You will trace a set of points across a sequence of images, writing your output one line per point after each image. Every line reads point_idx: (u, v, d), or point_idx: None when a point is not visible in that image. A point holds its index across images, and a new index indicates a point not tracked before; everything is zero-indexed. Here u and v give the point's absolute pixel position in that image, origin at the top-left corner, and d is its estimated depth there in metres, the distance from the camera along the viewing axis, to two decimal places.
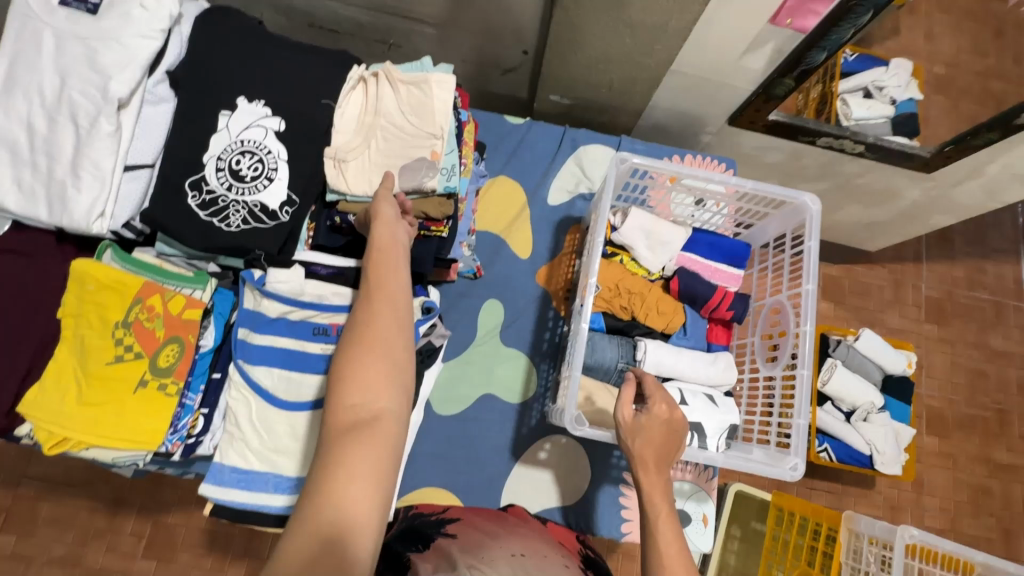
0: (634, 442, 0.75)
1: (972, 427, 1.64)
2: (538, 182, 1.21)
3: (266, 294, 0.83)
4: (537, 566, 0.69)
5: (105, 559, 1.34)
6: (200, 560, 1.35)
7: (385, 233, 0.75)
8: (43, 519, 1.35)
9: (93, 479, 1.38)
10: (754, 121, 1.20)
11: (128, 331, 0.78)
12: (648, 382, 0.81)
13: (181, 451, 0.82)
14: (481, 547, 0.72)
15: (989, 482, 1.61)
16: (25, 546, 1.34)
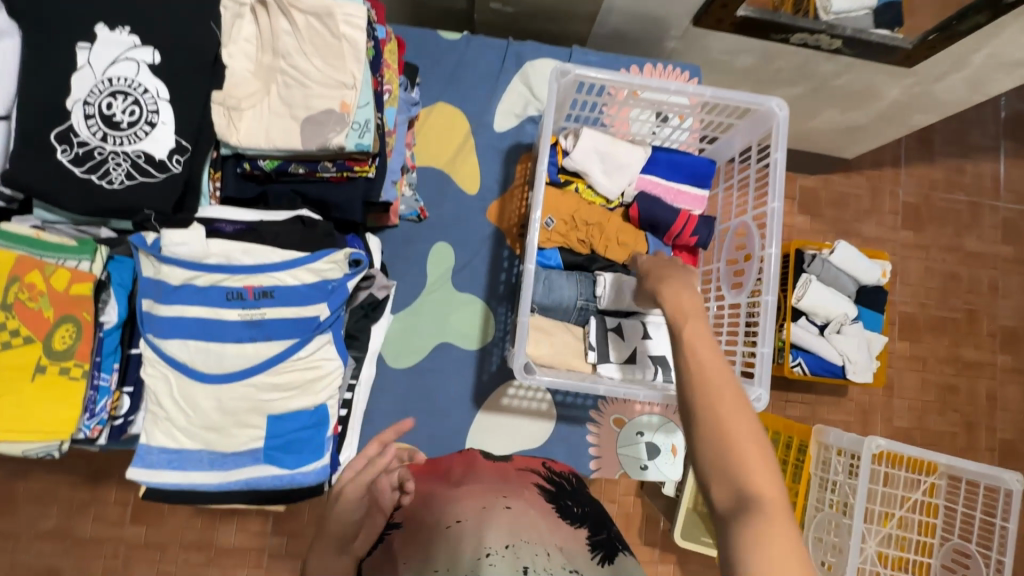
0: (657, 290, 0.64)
1: (943, 329, 1.65)
2: (481, 106, 1.08)
3: (164, 259, 0.73)
4: (480, 524, 0.61)
5: (94, 528, 1.31)
6: (190, 521, 1.33)
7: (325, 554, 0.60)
8: (22, 499, 1.31)
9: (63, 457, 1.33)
10: (720, 20, 1.07)
11: (8, 314, 0.69)
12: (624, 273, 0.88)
13: (107, 434, 0.77)
14: (421, 527, 0.64)
15: (956, 380, 1.64)
16: (7, 526, 1.30)
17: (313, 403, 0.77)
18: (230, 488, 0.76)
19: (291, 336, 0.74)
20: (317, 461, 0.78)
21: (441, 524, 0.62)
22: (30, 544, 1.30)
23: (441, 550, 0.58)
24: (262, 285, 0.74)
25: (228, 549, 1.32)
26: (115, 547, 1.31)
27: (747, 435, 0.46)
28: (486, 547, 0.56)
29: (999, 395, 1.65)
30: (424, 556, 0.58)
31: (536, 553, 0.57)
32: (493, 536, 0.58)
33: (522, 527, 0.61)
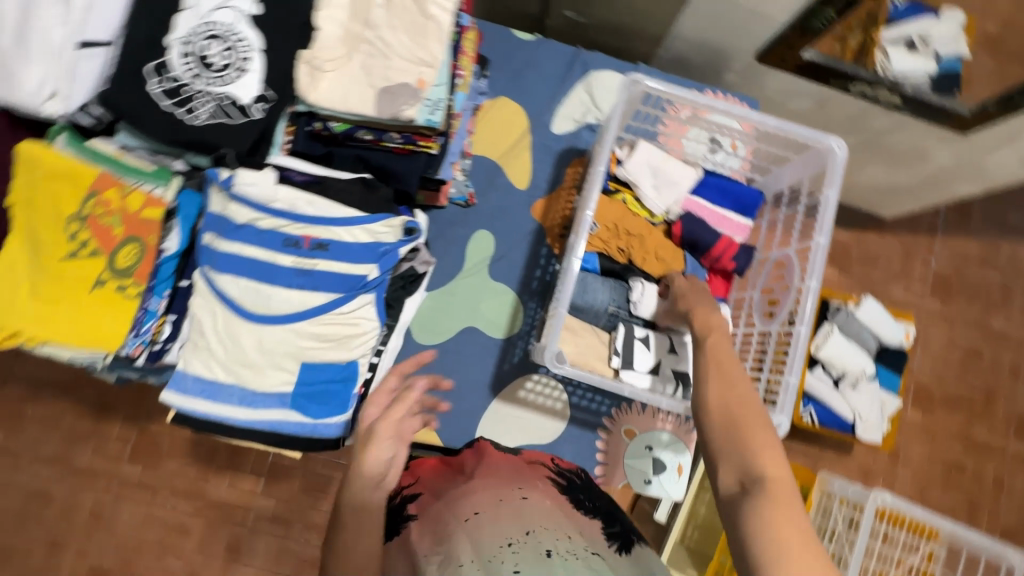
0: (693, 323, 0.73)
1: (958, 405, 1.63)
2: (543, 106, 1.11)
3: (233, 197, 0.76)
4: (498, 517, 0.63)
5: (93, 459, 1.30)
6: (185, 469, 1.32)
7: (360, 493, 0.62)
8: (29, 419, 1.31)
9: (79, 384, 1.33)
10: (785, 60, 1.09)
11: (82, 225, 0.73)
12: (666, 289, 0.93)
13: (146, 357, 0.79)
14: (438, 518, 0.65)
15: (963, 459, 1.60)
16: (11, 442, 1.30)
17: (345, 358, 0.80)
18: (255, 426, 0.78)
19: (337, 290, 0.78)
20: (340, 415, 0.81)
21: (461, 515, 0.64)
22: (30, 466, 1.30)
23: (461, 543, 0.60)
24: (319, 237, 0.77)
25: (216, 502, 1.31)
26: (107, 482, 1.30)
27: (757, 422, 0.56)
28: (508, 537, 0.60)
29: (1007, 481, 1.61)
30: (446, 547, 0.60)
31: (556, 537, 0.61)
32: (510, 526, 0.62)
33: (535, 516, 0.64)
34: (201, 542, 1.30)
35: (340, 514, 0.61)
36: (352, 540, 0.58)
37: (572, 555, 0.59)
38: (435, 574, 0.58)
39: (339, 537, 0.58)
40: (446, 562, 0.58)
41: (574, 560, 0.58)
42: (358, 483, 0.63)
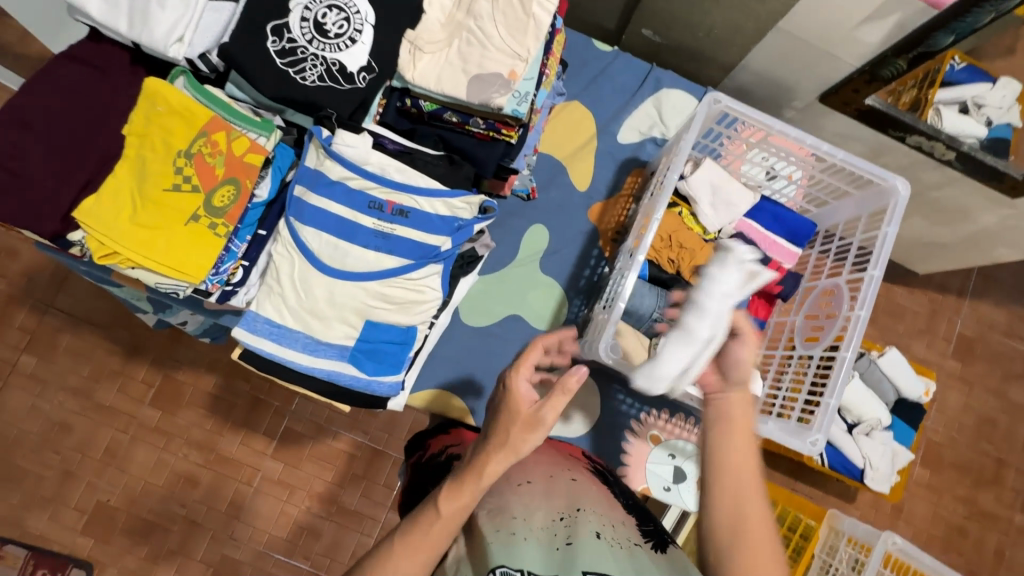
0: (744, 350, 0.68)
1: (968, 469, 1.52)
2: (612, 115, 1.16)
3: (330, 155, 0.81)
4: (548, 490, 0.71)
5: (114, 399, 1.29)
6: (202, 421, 1.30)
7: (499, 458, 0.62)
8: (63, 349, 1.30)
9: (116, 322, 1.33)
10: (847, 103, 1.11)
11: (189, 161, 0.77)
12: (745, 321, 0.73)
13: (217, 296, 0.84)
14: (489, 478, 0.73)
15: (965, 522, 1.49)
16: (43, 370, 1.29)
17: (407, 322, 0.84)
18: (313, 375, 0.82)
19: (410, 256, 0.83)
20: (392, 375, 0.85)
21: (514, 480, 0.72)
22: (55, 394, 1.29)
23: (514, 498, 0.69)
24: (402, 204, 0.82)
25: (227, 458, 1.29)
26: (127, 422, 1.29)
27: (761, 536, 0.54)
28: (560, 512, 0.67)
29: (1009, 553, 1.49)
30: (498, 500, 0.70)
31: (603, 522, 0.66)
32: (561, 501, 0.69)
33: (583, 497, 0.70)
34: (206, 495, 1.27)
35: (481, 465, 0.61)
36: (467, 494, 0.59)
37: (617, 544, 0.64)
38: (488, 518, 0.67)
39: (465, 488, 0.59)
40: (501, 512, 0.67)
41: (618, 547, 0.63)
42: (500, 458, 0.61)
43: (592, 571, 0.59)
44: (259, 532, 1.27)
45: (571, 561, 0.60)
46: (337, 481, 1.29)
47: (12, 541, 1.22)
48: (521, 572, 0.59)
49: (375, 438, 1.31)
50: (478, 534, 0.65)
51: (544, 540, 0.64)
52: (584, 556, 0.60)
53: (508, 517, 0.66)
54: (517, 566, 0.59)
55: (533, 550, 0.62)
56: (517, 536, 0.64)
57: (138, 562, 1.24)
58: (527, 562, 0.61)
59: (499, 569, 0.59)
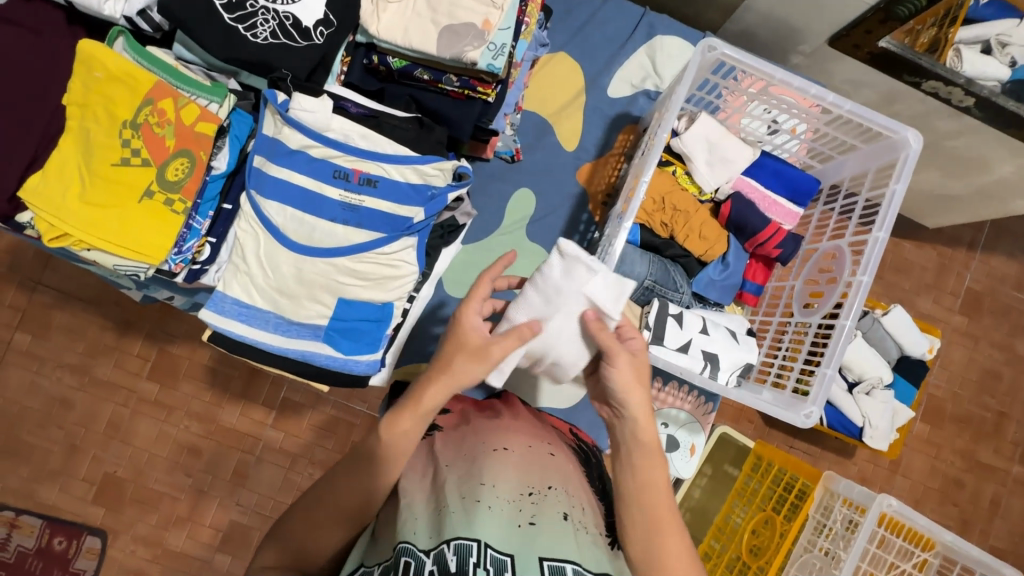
0: (615, 360, 0.62)
1: (968, 423, 1.49)
2: (601, 68, 1.07)
3: (288, 121, 0.75)
4: (523, 460, 0.72)
5: (112, 373, 1.28)
6: (201, 393, 1.29)
7: (438, 389, 0.63)
8: (56, 326, 1.28)
9: (104, 297, 1.30)
10: (859, 45, 1.02)
11: (136, 132, 0.72)
12: (604, 340, 0.64)
13: (185, 275, 0.80)
14: (467, 442, 0.75)
15: (963, 475, 1.48)
16: (38, 346, 1.27)
17: (382, 299, 0.80)
18: (286, 356, 0.79)
19: (381, 229, 0.78)
20: (370, 353, 0.81)
21: (490, 445, 0.73)
22: (54, 370, 1.28)
23: (488, 466, 0.69)
24: (369, 173, 0.77)
25: (229, 428, 1.29)
26: (126, 395, 1.28)
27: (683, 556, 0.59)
28: (529, 487, 0.68)
29: (1004, 503, 1.48)
30: (469, 465, 0.70)
31: (570, 505, 0.68)
32: (533, 476, 0.70)
33: (554, 475, 0.72)
34: (210, 465, 1.28)
35: (422, 395, 0.63)
36: (408, 421, 0.63)
37: (583, 526, 0.67)
38: (457, 481, 0.68)
39: (404, 421, 0.62)
40: (470, 477, 0.68)
41: (582, 532, 0.66)
42: (441, 387, 0.63)
43: (549, 558, 0.61)
44: (263, 498, 1.28)
45: (529, 542, 0.62)
46: (338, 448, 1.29)
47: (26, 512, 1.24)
48: (476, 543, 0.60)
49: (372, 406, 1.30)
50: (442, 497, 0.66)
51: (510, 512, 0.65)
52: (540, 543, 0.62)
53: (476, 485, 0.67)
54: (476, 537, 0.60)
55: (495, 520, 0.63)
56: (481, 504, 0.65)
57: (150, 528, 1.26)
58: (487, 533, 0.61)
59: (455, 541, 0.60)
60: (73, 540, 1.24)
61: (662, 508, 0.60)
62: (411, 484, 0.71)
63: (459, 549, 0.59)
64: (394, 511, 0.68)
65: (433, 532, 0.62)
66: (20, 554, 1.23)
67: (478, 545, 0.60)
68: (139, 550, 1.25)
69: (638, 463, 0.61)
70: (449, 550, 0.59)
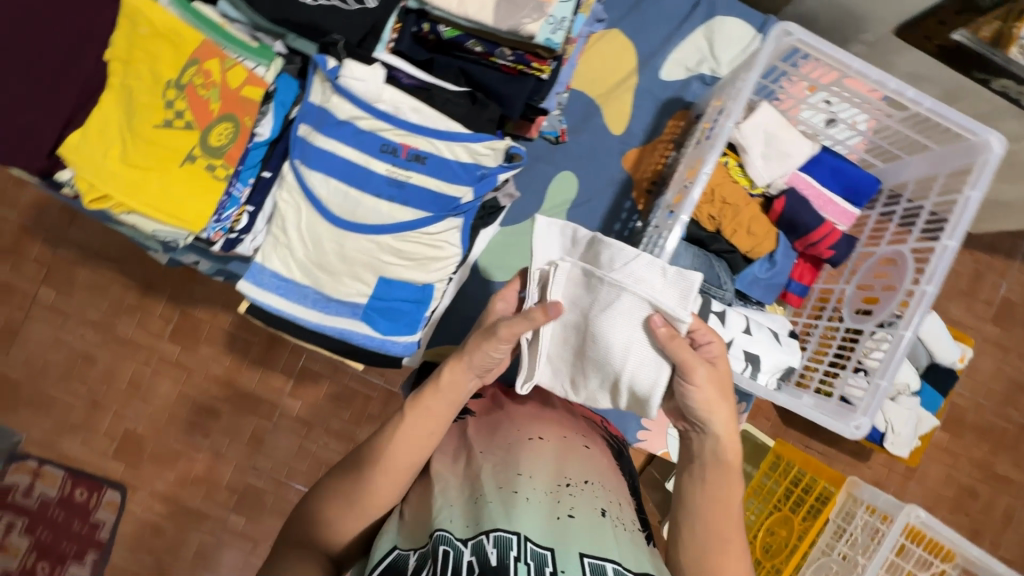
0: (693, 376, 0.62)
1: (987, 433, 1.43)
2: (655, 48, 1.02)
3: (337, 89, 0.72)
4: (559, 451, 0.71)
5: (134, 333, 1.28)
6: (221, 358, 1.29)
7: (459, 371, 0.65)
8: (79, 282, 1.27)
9: (128, 257, 1.28)
10: (929, 37, 0.93)
11: (180, 93, 0.69)
12: (682, 353, 0.61)
13: (221, 244, 0.78)
14: (501, 432, 0.73)
15: (977, 484, 1.42)
16: (62, 301, 1.27)
17: (423, 280, 0.78)
18: (324, 332, 0.78)
19: (426, 208, 0.75)
20: (408, 335, 0.79)
21: (525, 434, 0.72)
22: (76, 327, 1.27)
23: (526, 455, 0.69)
24: (418, 148, 0.74)
25: (248, 394, 1.28)
26: (148, 355, 1.28)
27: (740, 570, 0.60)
28: (566, 478, 0.67)
29: (1017, 516, 1.43)
30: (505, 455, 0.69)
31: (606, 502, 0.66)
32: (569, 468, 0.69)
33: (592, 469, 0.70)
34: (229, 429, 1.28)
35: (439, 376, 0.64)
36: (433, 405, 0.64)
37: (620, 523, 0.65)
38: (491, 471, 0.67)
39: (424, 400, 0.64)
40: (506, 467, 0.67)
41: (618, 529, 0.64)
42: (461, 369, 0.64)
43: (590, 554, 0.58)
44: (278, 464, 1.28)
45: (567, 536, 0.60)
46: (354, 419, 1.29)
47: (49, 462, 1.26)
48: (516, 536, 0.58)
49: (389, 380, 1.29)
50: (478, 487, 0.65)
51: (547, 503, 0.64)
52: (579, 539, 0.60)
53: (513, 475, 0.66)
54: (516, 532, 0.58)
55: (533, 512, 0.62)
56: (518, 496, 0.63)
57: (168, 486, 1.27)
58: (527, 528, 0.59)
59: (493, 533, 0.57)
60: (93, 493, 1.26)
61: (728, 525, 0.61)
62: (444, 468, 0.69)
63: (499, 542, 0.57)
64: (427, 496, 0.66)
65: (468, 522, 0.60)
66: (43, 502, 1.25)
67: (516, 538, 0.57)
68: (157, 506, 1.27)
69: (707, 477, 0.63)
70: (489, 542, 0.57)
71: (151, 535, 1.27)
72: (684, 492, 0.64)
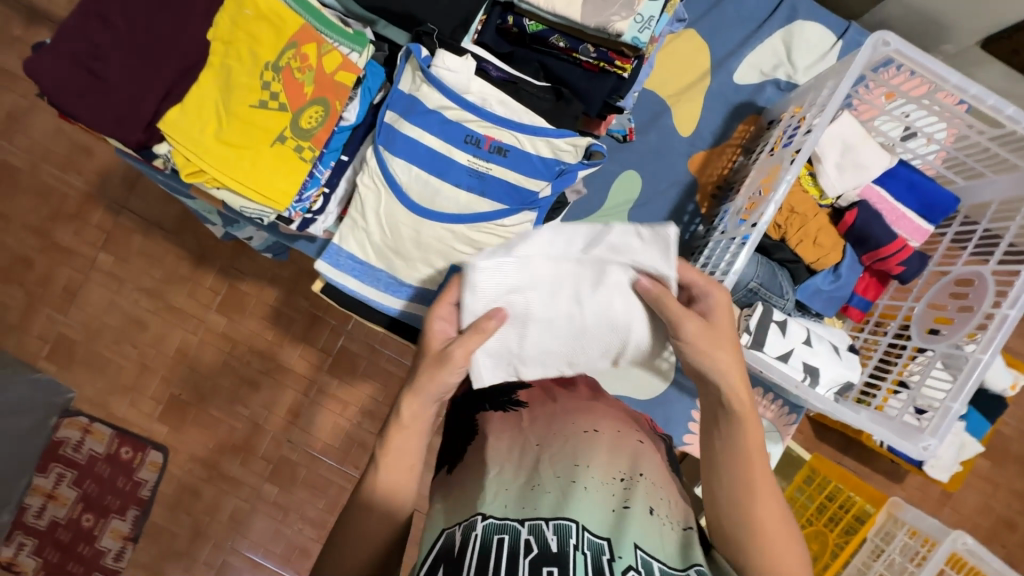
0: (682, 324, 0.59)
1: None
2: (730, 51, 1.01)
3: (428, 79, 0.73)
4: (614, 444, 0.64)
5: (185, 302, 1.32)
6: (264, 331, 1.32)
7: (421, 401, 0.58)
8: (136, 250, 1.32)
9: (184, 228, 1.32)
10: (1018, 50, 0.90)
11: (277, 75, 0.71)
12: (669, 306, 0.59)
13: (298, 223, 0.80)
14: (552, 417, 0.66)
15: (1016, 515, 1.31)
16: (119, 267, 1.32)
17: None
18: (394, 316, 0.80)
19: (503, 201, 0.76)
20: None
21: (579, 426, 0.65)
22: (131, 292, 1.32)
23: (575, 445, 0.62)
24: (500, 141, 0.75)
25: (288, 368, 1.32)
26: (196, 324, 1.32)
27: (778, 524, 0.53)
28: (620, 473, 0.60)
29: None
30: (561, 443, 0.62)
31: (659, 498, 0.59)
32: (623, 461, 0.62)
33: (645, 463, 0.63)
34: (268, 401, 1.32)
35: (398, 415, 0.57)
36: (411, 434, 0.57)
37: (670, 521, 0.57)
38: (544, 459, 0.60)
39: (392, 441, 0.56)
40: (557, 456, 0.60)
41: (671, 528, 0.56)
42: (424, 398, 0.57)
43: (646, 548, 0.52)
44: (313, 439, 1.31)
45: (624, 526, 0.53)
46: (388, 401, 1.31)
47: (99, 420, 1.32)
48: (575, 524, 0.52)
49: None
50: (533, 473, 0.59)
51: (607, 496, 0.57)
52: (636, 528, 0.53)
53: (570, 466, 0.59)
54: (573, 518, 0.53)
55: (590, 501, 0.55)
56: (576, 485, 0.57)
57: (207, 451, 1.32)
58: (583, 515, 0.53)
59: (555, 520, 0.52)
60: (138, 452, 1.31)
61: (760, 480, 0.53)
62: None
63: (560, 529, 0.51)
64: None
65: (520, 499, 0.55)
66: (91, 457, 1.31)
67: (576, 526, 0.52)
68: (195, 470, 1.32)
69: (725, 430, 0.57)
70: (549, 528, 0.51)
71: (189, 497, 1.31)
72: (715, 448, 0.57)
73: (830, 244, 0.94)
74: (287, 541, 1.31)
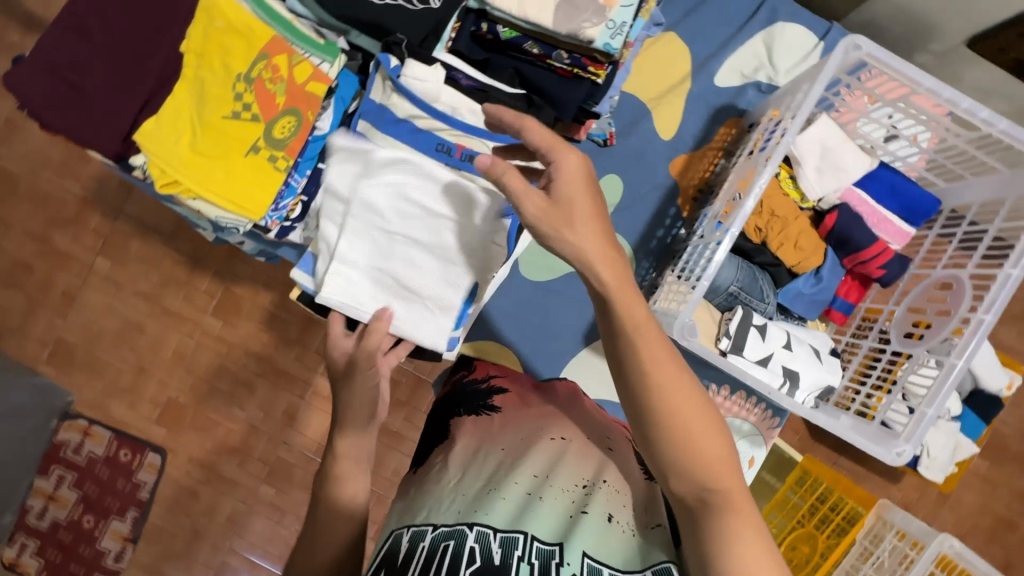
0: (525, 206, 0.52)
1: None
2: (711, 53, 1.00)
3: (398, 88, 0.76)
4: (582, 449, 0.64)
5: (181, 306, 1.33)
6: (258, 334, 1.33)
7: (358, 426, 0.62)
8: (133, 254, 1.33)
9: (179, 233, 1.34)
10: (1003, 50, 0.89)
11: (249, 86, 0.72)
12: (509, 186, 0.52)
13: (276, 232, 0.81)
14: (520, 421, 0.67)
15: (1015, 514, 1.29)
16: (116, 272, 1.33)
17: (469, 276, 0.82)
18: None
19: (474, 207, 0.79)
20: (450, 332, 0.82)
21: (547, 432, 0.65)
22: (128, 296, 1.34)
23: (539, 453, 0.62)
24: (470, 148, 0.79)
25: (282, 370, 1.33)
26: (192, 328, 1.34)
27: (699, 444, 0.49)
28: (582, 479, 0.60)
29: None
30: (525, 446, 0.63)
31: (622, 504, 0.59)
32: (588, 467, 0.62)
33: (611, 467, 0.62)
34: (264, 403, 1.33)
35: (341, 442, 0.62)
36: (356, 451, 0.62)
37: (629, 527, 0.57)
38: (501, 463, 0.62)
39: (340, 460, 0.61)
40: (518, 462, 0.61)
41: (629, 535, 0.56)
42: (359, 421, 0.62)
43: (593, 555, 0.53)
44: (308, 440, 1.33)
45: (575, 534, 0.54)
46: None
47: (98, 422, 1.33)
48: (524, 535, 0.54)
49: None
50: (493, 481, 0.59)
51: (565, 506, 0.58)
52: (585, 536, 0.54)
53: (528, 476, 0.60)
54: (523, 530, 0.54)
55: (545, 511, 0.57)
56: (532, 497, 0.58)
57: (204, 453, 1.33)
58: (536, 525, 0.55)
59: (502, 531, 0.54)
60: (137, 454, 1.33)
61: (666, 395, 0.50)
62: None
63: (505, 540, 0.53)
64: None
65: (473, 503, 0.57)
66: (91, 459, 1.32)
67: (524, 538, 0.54)
68: (193, 471, 1.33)
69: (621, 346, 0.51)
70: (495, 539, 0.53)
71: (187, 498, 1.33)
72: (637, 412, 0.51)
73: (811, 246, 0.93)
74: (284, 541, 1.32)
